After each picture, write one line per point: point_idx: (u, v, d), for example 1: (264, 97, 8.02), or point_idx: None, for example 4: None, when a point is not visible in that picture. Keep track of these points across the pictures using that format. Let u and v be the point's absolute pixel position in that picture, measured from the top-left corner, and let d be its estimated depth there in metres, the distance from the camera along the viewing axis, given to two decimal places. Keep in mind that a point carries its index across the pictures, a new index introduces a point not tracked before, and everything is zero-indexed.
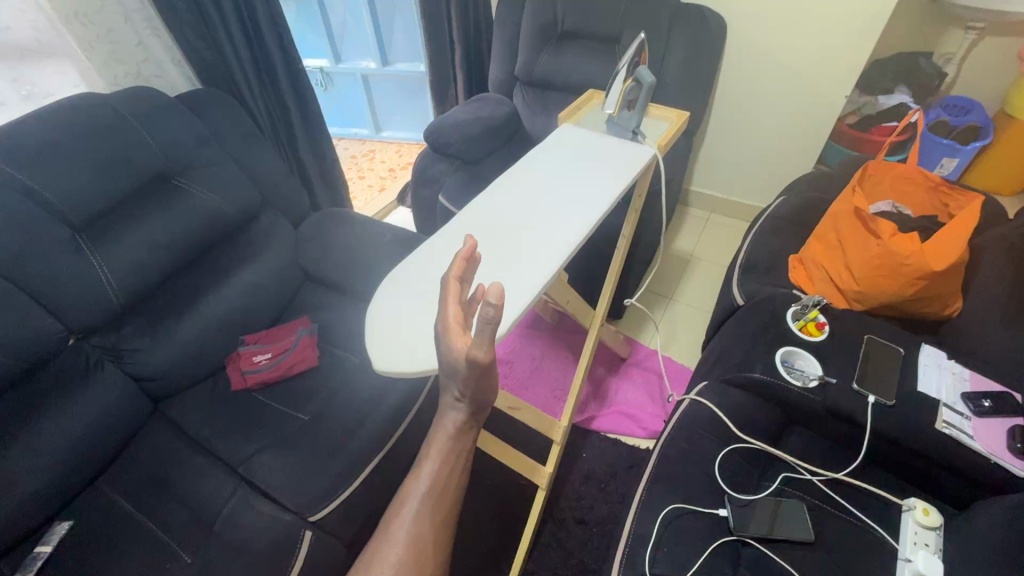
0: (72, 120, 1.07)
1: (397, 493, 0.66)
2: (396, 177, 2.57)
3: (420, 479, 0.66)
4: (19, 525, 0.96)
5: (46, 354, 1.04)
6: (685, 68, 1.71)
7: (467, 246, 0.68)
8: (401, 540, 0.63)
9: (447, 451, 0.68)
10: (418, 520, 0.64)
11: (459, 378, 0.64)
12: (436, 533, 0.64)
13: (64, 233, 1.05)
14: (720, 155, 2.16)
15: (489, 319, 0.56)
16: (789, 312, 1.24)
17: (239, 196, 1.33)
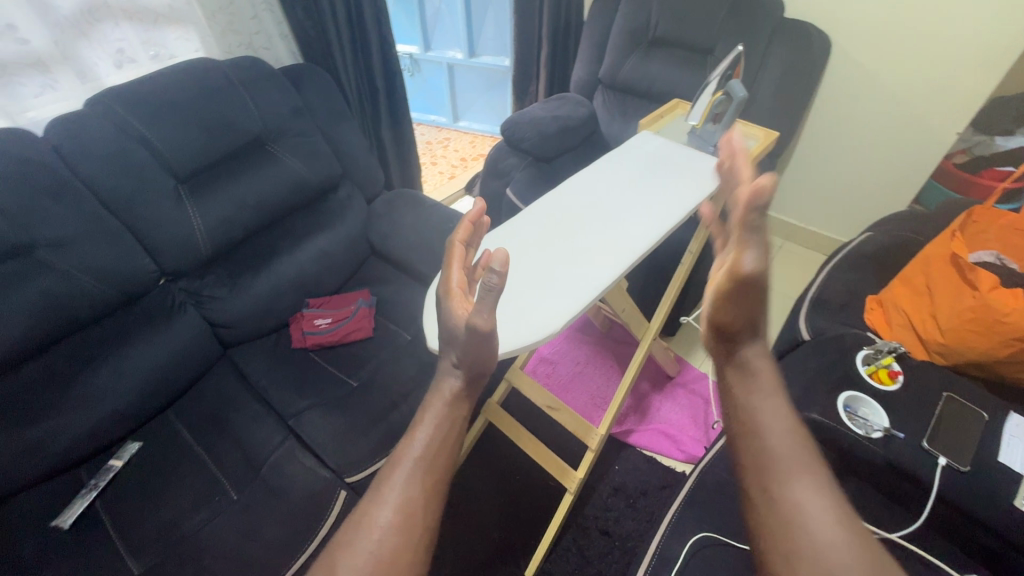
0: (188, 82, 1.17)
1: (389, 457, 0.65)
2: (467, 166, 2.62)
3: (413, 442, 0.65)
4: (97, 436, 1.08)
5: (140, 289, 1.15)
6: (778, 85, 1.63)
7: (474, 211, 0.73)
8: (392, 502, 0.60)
9: (443, 416, 0.68)
10: (411, 483, 0.62)
11: (459, 344, 0.67)
12: (428, 495, 0.62)
13: (169, 183, 1.16)
14: (803, 181, 2.05)
15: (489, 288, 0.58)
16: (859, 355, 1.16)
17: (322, 167, 1.41)
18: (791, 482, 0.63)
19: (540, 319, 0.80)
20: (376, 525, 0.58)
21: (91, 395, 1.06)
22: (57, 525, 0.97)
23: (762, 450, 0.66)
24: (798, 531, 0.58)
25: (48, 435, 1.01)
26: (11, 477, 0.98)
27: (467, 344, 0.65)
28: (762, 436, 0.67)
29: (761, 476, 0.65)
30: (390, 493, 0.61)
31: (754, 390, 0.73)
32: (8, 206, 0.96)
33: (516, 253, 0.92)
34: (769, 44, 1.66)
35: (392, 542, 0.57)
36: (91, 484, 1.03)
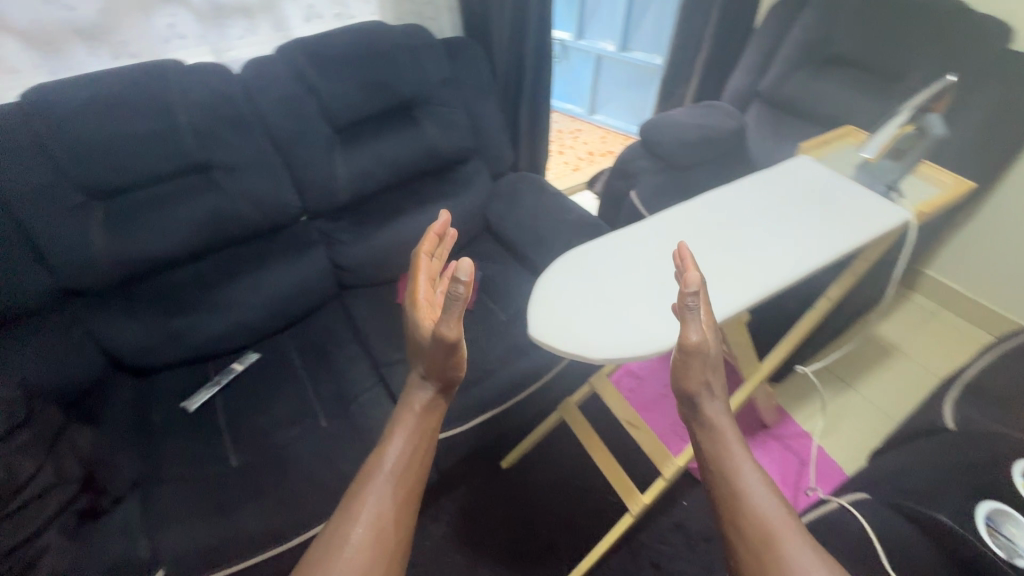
0: (359, 42, 1.27)
1: (362, 470, 0.70)
2: (593, 161, 2.56)
3: (386, 456, 0.70)
4: (227, 340, 1.24)
5: (284, 221, 1.28)
6: (983, 129, 1.38)
7: (439, 225, 0.81)
8: (364, 519, 0.64)
9: (414, 428, 0.74)
10: (380, 500, 0.66)
11: (422, 353, 0.75)
12: (397, 510, 0.66)
13: (325, 130, 1.26)
14: (983, 244, 1.74)
15: (455, 297, 0.64)
16: (1017, 466, 0.94)
17: (459, 139, 1.45)
18: (757, 507, 0.65)
19: (653, 333, 0.76)
20: (348, 538, 0.63)
21: (226, 305, 1.22)
22: (185, 406, 1.15)
23: (732, 479, 0.68)
24: (770, 547, 0.61)
25: (190, 329, 1.19)
26: (159, 355, 1.18)
27: (431, 354, 0.73)
28: (736, 460, 0.69)
29: (728, 503, 0.67)
30: (359, 510, 0.65)
31: (721, 425, 0.74)
32: (201, 129, 1.12)
33: (633, 262, 0.87)
34: (981, 78, 1.41)
35: (362, 559, 0.62)
36: (215, 379, 1.20)
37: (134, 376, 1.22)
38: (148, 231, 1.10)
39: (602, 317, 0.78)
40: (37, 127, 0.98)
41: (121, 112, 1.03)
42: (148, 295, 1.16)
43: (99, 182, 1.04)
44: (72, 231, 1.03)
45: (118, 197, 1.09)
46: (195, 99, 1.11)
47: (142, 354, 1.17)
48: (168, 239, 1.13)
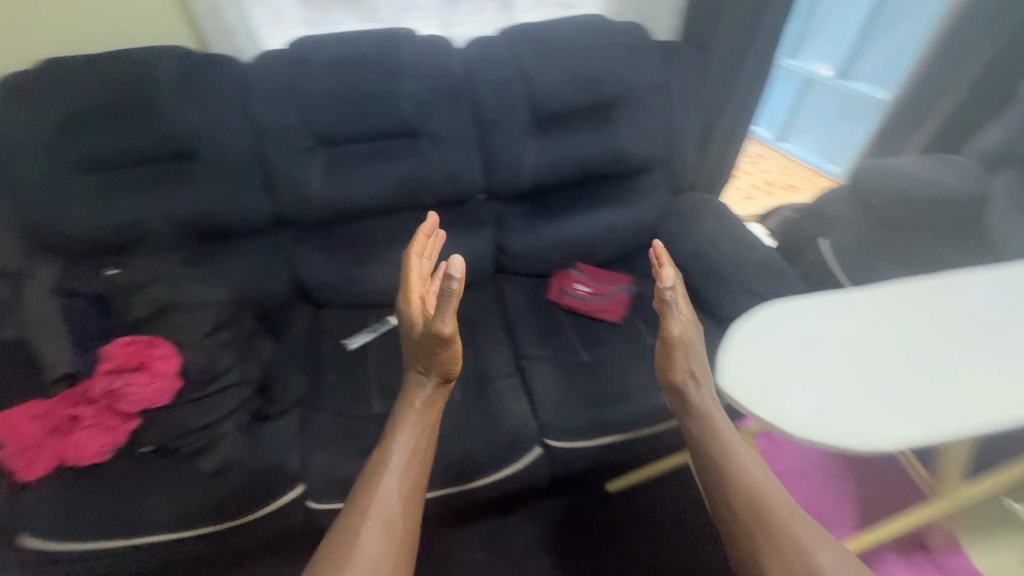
0: (580, 35, 1.25)
1: (370, 466, 0.85)
2: (770, 193, 2.32)
3: (391, 454, 0.86)
4: (391, 294, 1.32)
5: (466, 196, 1.33)
6: None
7: (427, 226, 1.05)
8: (375, 510, 0.78)
9: (416, 421, 0.91)
10: (387, 493, 0.81)
11: (421, 348, 0.94)
12: (401, 508, 0.81)
13: (526, 116, 1.27)
14: None
15: (450, 290, 0.83)
16: None
17: (650, 147, 1.38)
18: (738, 471, 0.85)
19: (844, 418, 0.77)
20: (358, 543, 0.74)
21: (399, 261, 1.30)
22: (346, 344, 1.26)
23: (731, 464, 0.86)
24: (759, 516, 0.78)
25: (365, 277, 1.29)
26: (335, 294, 1.31)
27: (428, 347, 0.92)
28: (735, 450, 0.87)
29: (721, 483, 0.84)
30: (370, 511, 0.78)
31: (710, 410, 0.94)
32: (420, 99, 1.19)
33: (846, 340, 0.87)
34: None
35: (376, 540, 0.75)
36: (373, 327, 1.29)
37: (313, 305, 1.36)
38: (355, 183, 1.22)
39: (787, 382, 0.81)
40: (298, 77, 1.13)
41: (360, 73, 1.14)
42: (341, 239, 1.29)
43: (328, 133, 1.18)
44: (297, 170, 1.19)
45: (340, 147, 1.21)
46: (422, 69, 1.18)
47: (323, 289, 1.30)
48: (368, 192, 1.24)
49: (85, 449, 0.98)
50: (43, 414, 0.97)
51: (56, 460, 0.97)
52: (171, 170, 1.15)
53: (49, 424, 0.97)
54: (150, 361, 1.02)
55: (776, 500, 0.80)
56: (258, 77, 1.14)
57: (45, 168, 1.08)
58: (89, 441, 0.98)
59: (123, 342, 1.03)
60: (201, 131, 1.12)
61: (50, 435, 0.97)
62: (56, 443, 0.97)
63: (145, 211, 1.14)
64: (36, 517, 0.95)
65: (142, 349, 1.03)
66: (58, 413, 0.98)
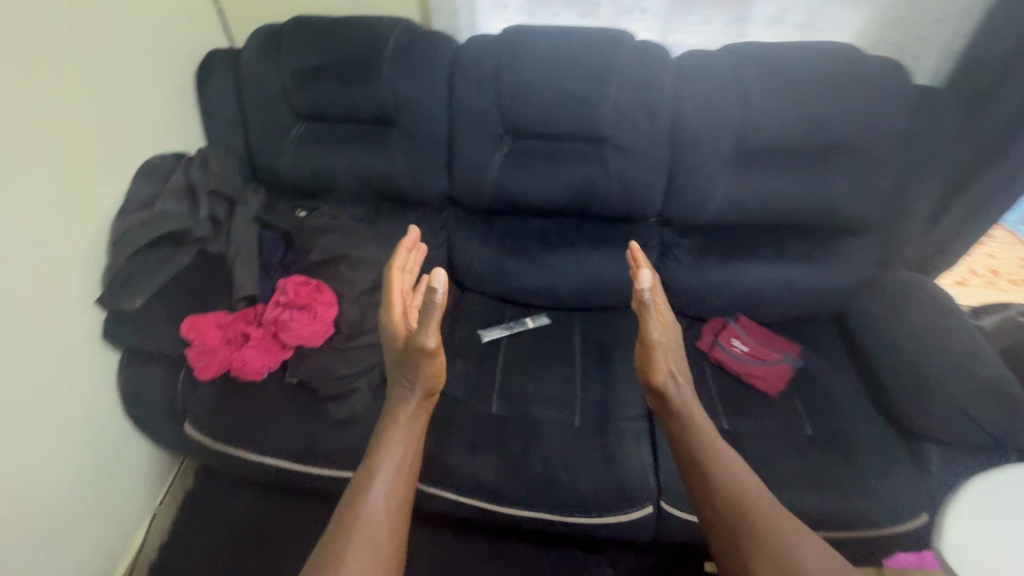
0: (822, 66, 1.08)
1: (353, 487, 0.80)
2: (995, 284, 1.88)
3: (376, 474, 0.81)
4: (534, 296, 1.29)
5: (637, 216, 1.24)
6: None
7: (410, 240, 1.00)
8: (361, 534, 0.74)
9: (403, 435, 0.87)
10: (371, 515, 0.77)
11: (401, 362, 0.89)
12: (388, 525, 0.77)
13: (729, 145, 1.14)
14: None
15: (434, 300, 0.80)
16: None
17: (869, 207, 1.17)
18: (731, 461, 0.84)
19: None
20: (347, 561, 0.71)
21: (551, 266, 1.27)
22: (481, 334, 1.25)
23: (711, 456, 0.85)
24: (751, 512, 0.77)
25: (515, 273, 1.28)
26: (482, 282, 1.31)
27: (407, 362, 0.88)
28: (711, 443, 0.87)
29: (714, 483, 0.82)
30: (356, 527, 0.75)
31: (694, 414, 0.91)
32: (622, 107, 1.12)
33: None
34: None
35: (365, 566, 0.72)
36: (510, 324, 1.27)
37: (459, 287, 1.38)
38: (531, 179, 1.20)
39: None
40: (506, 65, 1.12)
41: (568, 72, 1.11)
42: (501, 230, 1.28)
43: (521, 125, 1.16)
44: (481, 156, 1.19)
45: (526, 141, 1.19)
46: (631, 77, 1.11)
47: (472, 275, 1.31)
48: (541, 192, 1.21)
49: (245, 365, 1.07)
50: (224, 324, 1.09)
51: (219, 367, 1.07)
52: (372, 133, 1.22)
53: (225, 334, 1.09)
54: (316, 301, 1.11)
55: (760, 497, 0.79)
56: (469, 60, 1.16)
57: (277, 111, 1.21)
58: (251, 359, 1.08)
59: (299, 280, 1.14)
60: (407, 103, 1.17)
61: (223, 344, 1.08)
62: (225, 353, 1.08)
63: (343, 167, 1.24)
64: (201, 413, 1.07)
65: (311, 290, 1.13)
66: (234, 327, 1.10)
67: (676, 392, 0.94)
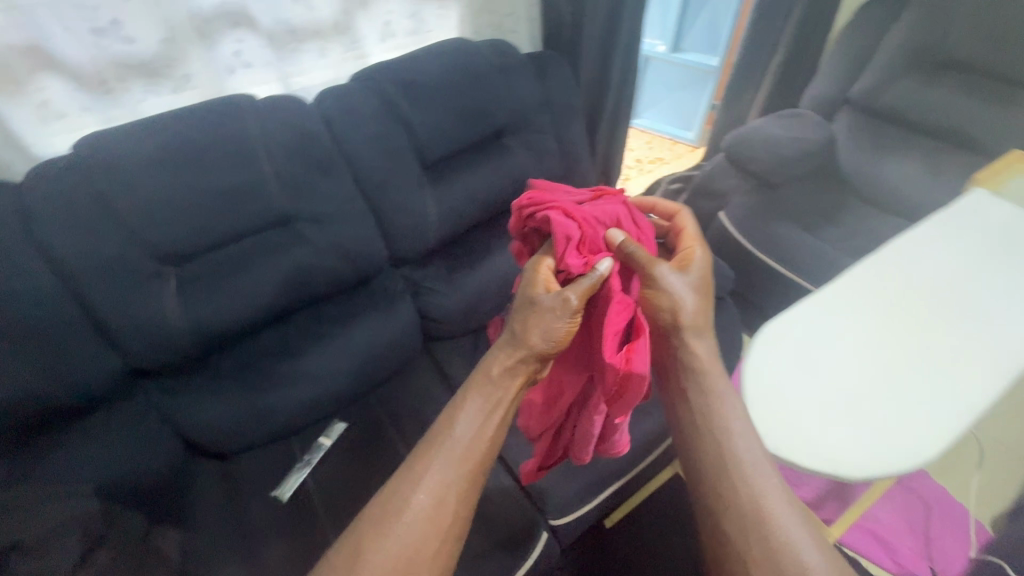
0: (451, 66, 1.12)
1: (431, 435, 0.69)
2: (646, 170, 2.43)
3: (459, 421, 0.69)
4: (309, 413, 1.09)
5: (370, 273, 1.14)
6: None
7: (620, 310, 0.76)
8: (427, 487, 0.65)
9: (480, 408, 0.71)
10: (444, 468, 0.66)
11: (534, 320, 0.73)
12: (466, 462, 0.67)
13: (416, 169, 1.11)
14: None
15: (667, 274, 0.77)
16: None
17: (547, 166, 1.30)
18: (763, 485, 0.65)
19: (870, 446, 0.69)
20: (418, 492, 0.65)
21: (318, 370, 1.08)
22: (279, 495, 1.00)
23: (735, 453, 0.67)
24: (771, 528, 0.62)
25: (278, 401, 1.04)
26: (240, 435, 1.04)
27: (553, 323, 0.73)
28: (729, 399, 0.71)
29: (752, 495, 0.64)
30: (438, 460, 0.66)
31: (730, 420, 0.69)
32: (291, 182, 0.99)
33: (849, 351, 0.78)
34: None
35: (420, 523, 0.63)
36: (308, 459, 1.05)
37: (214, 460, 1.08)
38: (224, 294, 0.96)
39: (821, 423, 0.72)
40: (101, 183, 0.84)
41: (201, 167, 0.90)
42: (232, 363, 1.02)
43: (173, 246, 0.90)
44: (150, 305, 0.90)
45: (195, 259, 0.94)
46: (281, 144, 0.98)
47: (229, 437, 1.03)
48: (247, 303, 0.98)
49: (567, 257, 0.77)
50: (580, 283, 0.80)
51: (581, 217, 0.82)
52: None
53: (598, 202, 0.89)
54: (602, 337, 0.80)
55: (758, 483, 0.65)
56: (43, 197, 0.82)
57: None
58: (574, 251, 0.78)
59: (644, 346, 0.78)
60: None
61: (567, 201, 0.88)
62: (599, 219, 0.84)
63: None
64: None
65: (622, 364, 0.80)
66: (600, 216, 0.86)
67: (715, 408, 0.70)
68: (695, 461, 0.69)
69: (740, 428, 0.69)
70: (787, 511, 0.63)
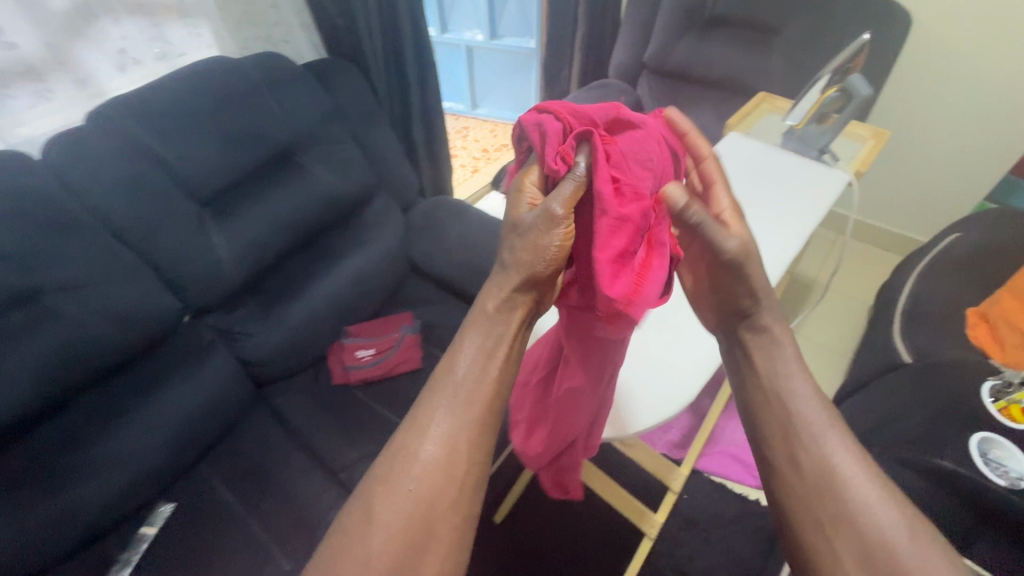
0: (206, 89, 1.01)
1: (434, 379, 0.64)
2: (491, 158, 2.46)
3: (460, 358, 0.64)
4: (122, 504, 0.95)
5: (163, 333, 1.01)
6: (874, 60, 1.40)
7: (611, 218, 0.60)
8: (435, 437, 0.60)
9: (482, 342, 0.65)
10: (453, 413, 0.61)
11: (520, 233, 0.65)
12: (479, 399, 0.62)
13: (190, 208, 1.00)
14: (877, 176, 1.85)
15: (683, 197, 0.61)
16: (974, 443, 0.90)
17: (355, 177, 1.24)
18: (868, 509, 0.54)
19: None
20: (428, 440, 0.60)
21: (122, 456, 0.94)
22: None
23: (831, 468, 0.57)
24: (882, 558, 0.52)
25: (71, 505, 0.88)
26: (29, 556, 0.85)
27: (540, 238, 0.63)
28: (798, 380, 0.63)
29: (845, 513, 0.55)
30: (449, 401, 0.61)
31: (822, 436, 0.59)
32: (14, 251, 0.82)
33: None
34: (890, 11, 1.36)
35: (433, 477, 0.58)
36: (125, 557, 0.92)
37: None
38: None
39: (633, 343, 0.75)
40: None
41: None
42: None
43: None
44: None
45: None
46: None
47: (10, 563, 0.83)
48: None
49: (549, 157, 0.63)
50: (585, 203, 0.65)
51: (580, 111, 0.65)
52: None
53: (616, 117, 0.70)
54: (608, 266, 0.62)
55: (826, 445, 0.58)
56: None
57: None
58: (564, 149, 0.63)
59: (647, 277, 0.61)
60: None
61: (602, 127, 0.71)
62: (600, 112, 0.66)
63: None
64: None
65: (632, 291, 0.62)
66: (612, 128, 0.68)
67: (823, 424, 0.60)
68: (757, 435, 0.63)
69: (802, 395, 0.62)
70: (866, 479, 0.57)
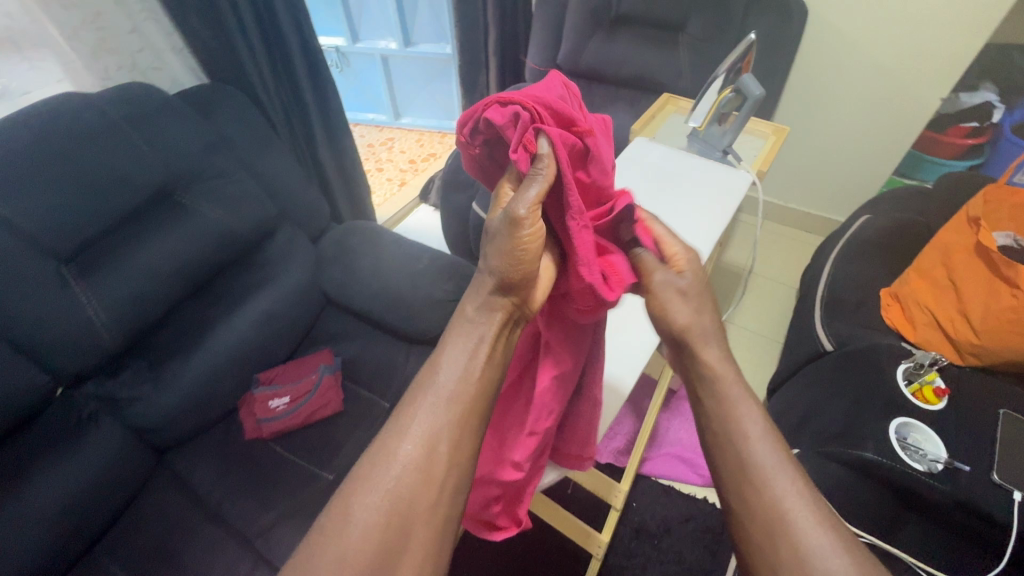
0: (53, 129, 0.88)
1: (416, 381, 0.61)
2: (419, 169, 2.38)
3: (442, 363, 0.60)
4: None
5: (29, 411, 0.87)
6: (775, 52, 1.42)
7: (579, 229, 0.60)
8: (414, 436, 0.56)
9: (462, 346, 0.61)
10: (433, 413, 0.58)
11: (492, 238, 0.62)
12: (469, 398, 0.59)
13: (48, 267, 0.88)
14: (793, 161, 1.90)
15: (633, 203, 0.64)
16: (892, 429, 0.92)
17: (250, 211, 1.14)
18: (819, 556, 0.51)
19: None
20: (406, 445, 0.56)
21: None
22: None
23: (782, 512, 0.54)
24: None
25: None
26: None
27: (508, 241, 0.59)
28: (750, 419, 0.59)
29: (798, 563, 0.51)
30: (429, 406, 0.58)
31: (770, 477, 0.56)
32: None
33: None
34: (784, 4, 1.38)
35: (411, 477, 0.55)
36: None
37: None
38: None
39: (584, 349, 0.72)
40: None
41: None
42: None
43: None
44: None
45: None
46: None
47: None
48: None
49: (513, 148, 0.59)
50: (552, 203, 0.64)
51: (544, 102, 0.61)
52: None
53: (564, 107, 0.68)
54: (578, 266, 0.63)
55: (779, 489, 0.55)
56: None
57: None
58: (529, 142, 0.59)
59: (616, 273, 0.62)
60: None
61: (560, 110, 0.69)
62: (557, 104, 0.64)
63: None
64: None
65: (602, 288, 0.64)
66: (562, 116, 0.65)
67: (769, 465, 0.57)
68: (715, 477, 0.60)
69: (757, 436, 0.58)
70: (817, 525, 0.53)
